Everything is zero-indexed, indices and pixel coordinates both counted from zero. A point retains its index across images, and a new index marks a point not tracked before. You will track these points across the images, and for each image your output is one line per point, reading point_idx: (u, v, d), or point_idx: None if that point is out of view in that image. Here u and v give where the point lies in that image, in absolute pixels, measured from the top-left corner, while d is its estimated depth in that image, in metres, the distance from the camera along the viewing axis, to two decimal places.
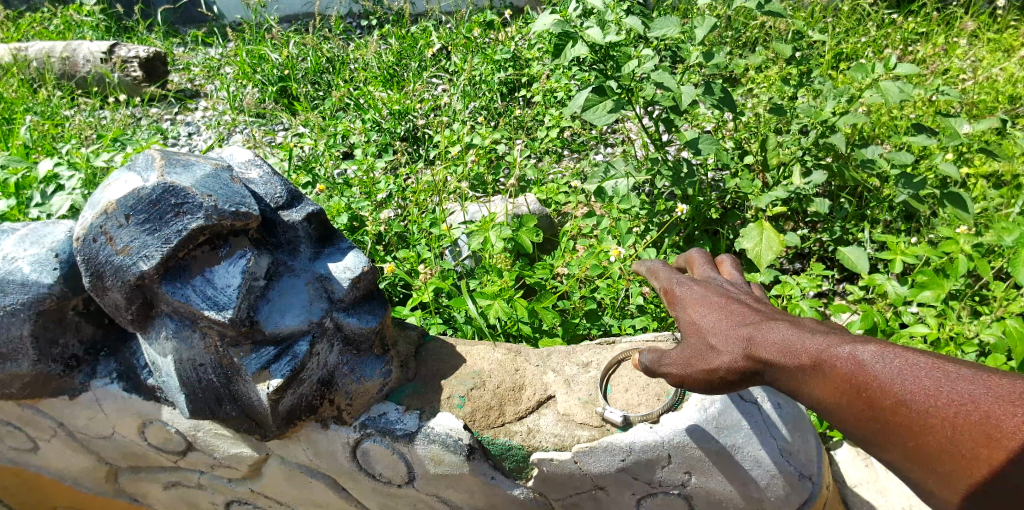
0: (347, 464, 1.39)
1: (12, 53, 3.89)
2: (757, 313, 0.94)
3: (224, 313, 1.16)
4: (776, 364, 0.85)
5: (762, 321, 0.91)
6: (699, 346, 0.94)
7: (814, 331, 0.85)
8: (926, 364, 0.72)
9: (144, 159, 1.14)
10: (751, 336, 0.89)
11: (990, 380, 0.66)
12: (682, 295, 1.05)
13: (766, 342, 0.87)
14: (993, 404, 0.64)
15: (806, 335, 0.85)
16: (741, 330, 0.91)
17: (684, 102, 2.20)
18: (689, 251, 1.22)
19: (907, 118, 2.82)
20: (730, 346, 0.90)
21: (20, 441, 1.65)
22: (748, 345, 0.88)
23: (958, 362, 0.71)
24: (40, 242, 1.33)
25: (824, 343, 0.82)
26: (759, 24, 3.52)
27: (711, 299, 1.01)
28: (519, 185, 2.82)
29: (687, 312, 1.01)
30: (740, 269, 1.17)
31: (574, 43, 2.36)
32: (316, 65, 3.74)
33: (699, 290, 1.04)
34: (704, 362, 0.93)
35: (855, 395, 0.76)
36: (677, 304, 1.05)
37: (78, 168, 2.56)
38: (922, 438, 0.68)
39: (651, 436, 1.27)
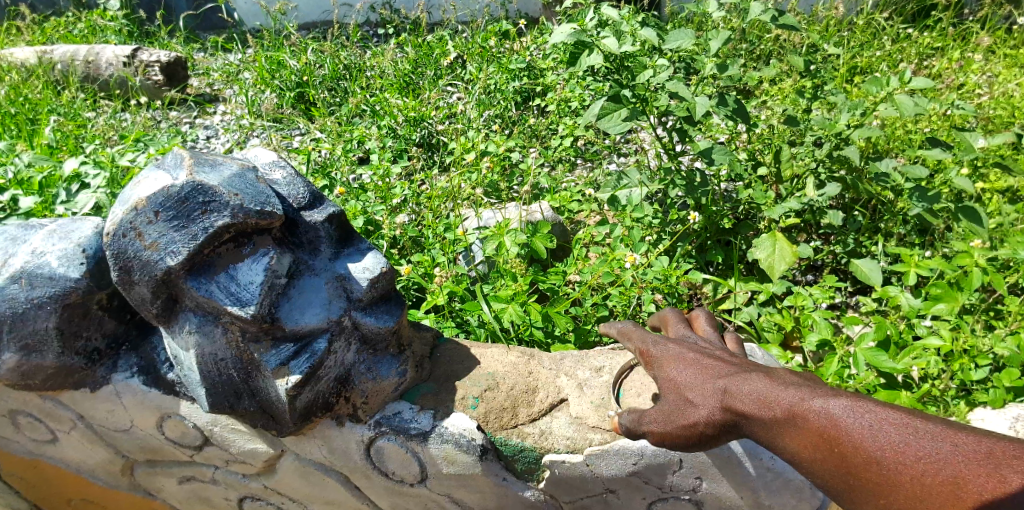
0: (360, 462, 1.41)
1: (38, 55, 3.97)
2: (730, 367, 1.04)
3: (246, 309, 1.19)
4: (753, 417, 0.94)
5: (736, 374, 1.00)
6: (678, 404, 1.04)
7: (787, 384, 0.95)
8: (893, 420, 0.82)
9: (173, 158, 1.18)
10: (726, 391, 0.98)
11: (953, 439, 0.76)
12: (658, 354, 1.15)
13: (741, 395, 0.96)
14: (959, 464, 0.73)
15: (780, 388, 0.94)
16: (716, 384, 1.00)
17: (699, 112, 2.22)
18: (664, 311, 1.32)
19: (922, 132, 2.82)
20: (706, 401, 1.00)
21: (40, 432, 1.68)
22: (724, 398, 0.98)
23: (921, 417, 0.81)
24: (68, 238, 1.36)
25: (799, 396, 0.92)
26: (773, 38, 3.54)
27: (686, 356, 1.10)
28: (533, 192, 2.84)
29: (663, 371, 1.10)
30: (713, 323, 1.28)
31: (590, 52, 2.38)
32: (333, 72, 3.79)
33: (674, 350, 1.13)
34: (685, 418, 1.02)
35: (829, 448, 0.85)
36: (654, 363, 1.14)
37: (103, 167, 2.63)
38: (893, 493, 0.77)
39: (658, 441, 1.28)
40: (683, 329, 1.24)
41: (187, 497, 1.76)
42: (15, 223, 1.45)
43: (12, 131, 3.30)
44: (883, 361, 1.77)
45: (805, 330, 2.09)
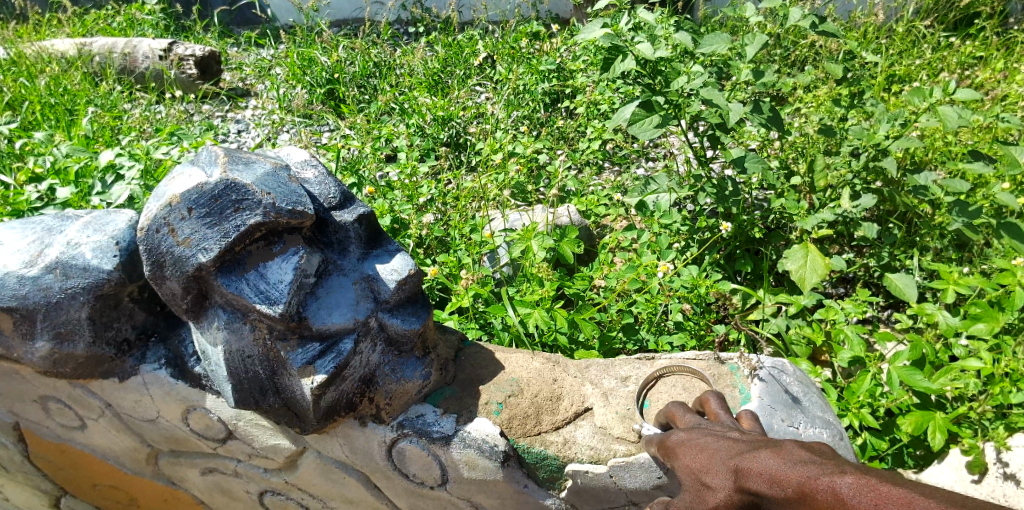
0: (381, 462, 1.41)
1: (78, 47, 4.06)
2: (747, 445, 0.93)
3: (275, 307, 1.19)
4: (767, 497, 0.83)
5: (751, 451, 0.90)
6: (697, 493, 0.95)
7: (797, 460, 0.82)
8: (899, 499, 0.66)
9: (208, 155, 1.19)
10: (738, 469, 0.88)
11: None
12: (674, 443, 1.09)
13: (753, 474, 0.86)
14: None
15: (790, 464, 0.82)
16: (727, 464, 0.92)
17: (732, 119, 2.18)
18: (668, 405, 1.23)
19: (963, 144, 2.75)
20: (719, 486, 0.91)
21: (69, 418, 1.70)
22: (736, 479, 0.88)
23: (934, 494, 0.64)
24: (102, 230, 1.38)
25: (806, 472, 0.79)
26: (809, 43, 3.47)
27: (704, 437, 1.03)
28: (560, 195, 2.82)
29: (681, 458, 1.03)
30: (726, 405, 1.16)
31: (625, 57, 2.34)
32: (363, 69, 3.82)
33: (692, 434, 1.07)
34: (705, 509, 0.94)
35: None
36: (673, 454, 1.08)
37: (138, 159, 2.67)
38: None
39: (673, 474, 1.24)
40: (693, 416, 1.15)
41: (209, 488, 1.77)
42: (51, 215, 1.47)
43: (51, 121, 3.37)
44: (918, 381, 1.72)
45: (835, 345, 2.03)
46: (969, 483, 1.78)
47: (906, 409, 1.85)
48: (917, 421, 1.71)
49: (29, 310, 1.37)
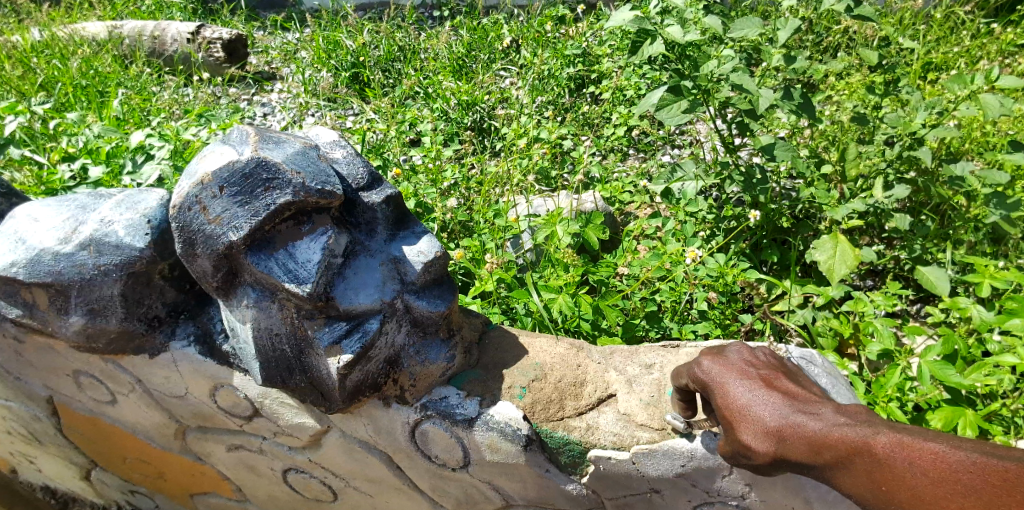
0: (405, 443, 1.42)
1: (109, 30, 4.11)
2: (784, 401, 1.04)
3: (303, 287, 1.20)
4: (806, 459, 0.98)
5: (789, 414, 1.01)
6: (731, 440, 1.09)
7: (834, 424, 0.97)
8: (932, 455, 0.86)
9: (239, 134, 1.20)
10: (781, 436, 1.00)
11: (985, 469, 0.81)
12: (702, 378, 1.15)
13: (795, 440, 0.99)
14: (990, 496, 0.79)
15: (828, 429, 0.96)
16: (767, 425, 1.02)
17: (763, 106, 2.13)
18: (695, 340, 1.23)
19: (1001, 134, 2.69)
20: (757, 444, 1.03)
21: (100, 393, 1.74)
22: (778, 444, 1.01)
23: (955, 448, 0.86)
24: (134, 208, 1.40)
25: (844, 436, 0.94)
26: (843, 30, 3.39)
27: (735, 379, 1.10)
28: (584, 181, 2.80)
29: (712, 401, 1.12)
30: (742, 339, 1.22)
31: (653, 40, 2.31)
32: (388, 53, 3.81)
33: (716, 368, 1.13)
34: (740, 454, 1.09)
35: (879, 486, 0.90)
36: (705, 388, 1.15)
37: (168, 140, 2.71)
38: None
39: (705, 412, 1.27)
40: (722, 351, 1.18)
41: (235, 465, 1.81)
42: (85, 193, 1.50)
43: (83, 102, 3.43)
44: (949, 376, 1.68)
45: (863, 338, 2.00)
46: None
47: (936, 405, 1.82)
48: (947, 416, 1.68)
49: (64, 286, 1.40)
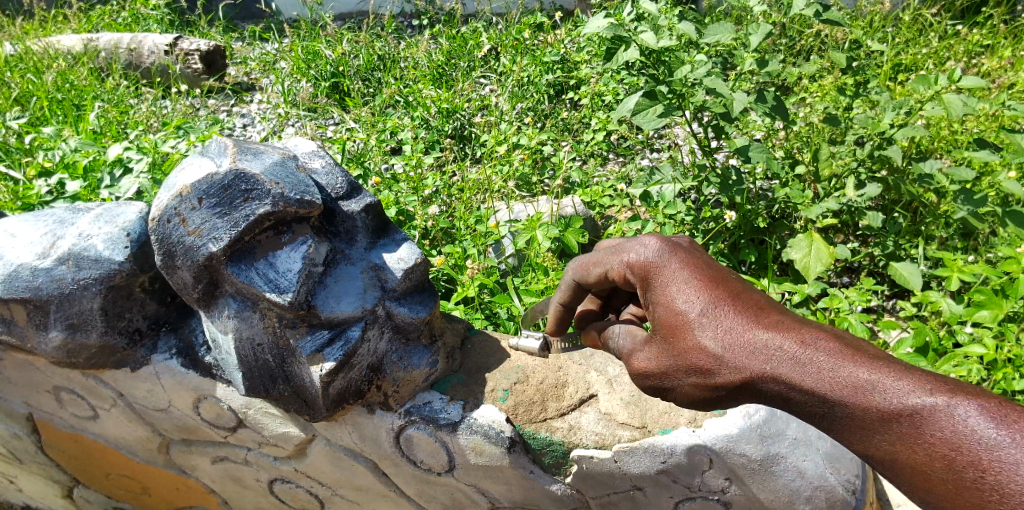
0: (390, 449, 1.43)
1: (84, 43, 4.07)
2: (764, 315, 0.94)
3: (284, 296, 1.21)
4: (797, 380, 0.87)
5: (778, 330, 0.92)
6: (679, 351, 0.97)
7: (837, 352, 0.87)
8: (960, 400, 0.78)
9: (217, 146, 1.21)
10: (767, 350, 0.90)
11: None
12: (659, 275, 1.02)
13: (786, 358, 0.89)
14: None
15: (833, 357, 0.87)
16: (748, 335, 0.92)
17: (736, 109, 2.17)
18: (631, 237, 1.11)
19: (968, 132, 2.76)
20: (724, 354, 0.92)
21: (81, 408, 1.73)
22: (763, 357, 0.90)
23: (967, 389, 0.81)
24: (113, 222, 1.40)
25: (854, 365, 0.85)
26: (814, 33, 3.46)
27: (702, 281, 0.99)
28: (565, 185, 2.83)
29: (661, 304, 1.00)
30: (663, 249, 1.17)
31: (628, 47, 2.34)
32: (367, 62, 3.82)
33: (665, 257, 1.03)
34: (685, 369, 0.97)
35: (889, 423, 0.80)
36: (660, 285, 1.02)
37: (146, 152, 2.70)
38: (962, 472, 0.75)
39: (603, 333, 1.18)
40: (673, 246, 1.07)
41: (220, 477, 1.80)
42: (62, 207, 1.50)
43: (58, 117, 3.40)
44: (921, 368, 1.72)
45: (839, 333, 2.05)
46: None
47: None
48: None
49: (43, 301, 1.40)
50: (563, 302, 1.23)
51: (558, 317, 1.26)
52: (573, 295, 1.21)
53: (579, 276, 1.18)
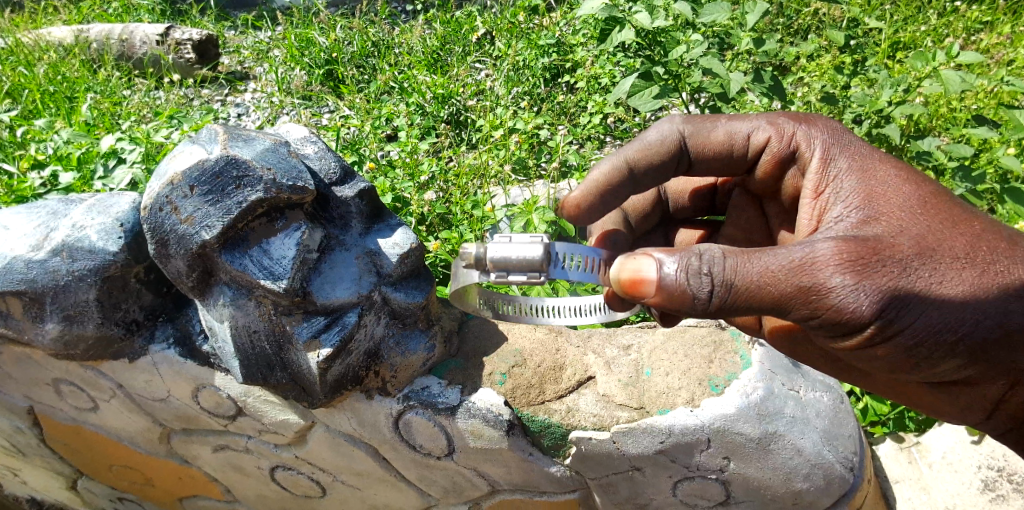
0: (389, 434, 1.44)
1: (75, 34, 4.03)
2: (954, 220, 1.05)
3: (279, 283, 1.20)
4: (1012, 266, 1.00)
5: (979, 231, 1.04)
6: (935, 208, 1.05)
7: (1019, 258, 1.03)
8: None
9: (207, 133, 1.20)
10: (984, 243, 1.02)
11: None
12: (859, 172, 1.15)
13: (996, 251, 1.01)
14: None
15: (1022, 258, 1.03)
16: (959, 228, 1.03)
17: (733, 89, 2.15)
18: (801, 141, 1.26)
19: (967, 109, 2.75)
20: (953, 238, 1.01)
21: (82, 400, 1.73)
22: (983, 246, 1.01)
23: None
24: (105, 213, 1.40)
25: None
26: (812, 12, 3.44)
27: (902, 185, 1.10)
28: (562, 169, 2.81)
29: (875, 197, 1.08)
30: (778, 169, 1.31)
31: (622, 28, 2.32)
32: (361, 49, 3.79)
33: (840, 131, 1.26)
34: (942, 232, 1.01)
35: None
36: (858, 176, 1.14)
37: (139, 142, 2.68)
38: None
39: (709, 254, 0.95)
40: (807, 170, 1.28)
41: (222, 466, 1.81)
42: (55, 199, 1.49)
43: (51, 109, 3.37)
44: None
45: None
46: (969, 444, 1.76)
47: None
48: None
49: (38, 293, 1.39)
50: (632, 161, 1.35)
51: (617, 174, 1.34)
52: (666, 150, 1.33)
53: (691, 132, 1.33)
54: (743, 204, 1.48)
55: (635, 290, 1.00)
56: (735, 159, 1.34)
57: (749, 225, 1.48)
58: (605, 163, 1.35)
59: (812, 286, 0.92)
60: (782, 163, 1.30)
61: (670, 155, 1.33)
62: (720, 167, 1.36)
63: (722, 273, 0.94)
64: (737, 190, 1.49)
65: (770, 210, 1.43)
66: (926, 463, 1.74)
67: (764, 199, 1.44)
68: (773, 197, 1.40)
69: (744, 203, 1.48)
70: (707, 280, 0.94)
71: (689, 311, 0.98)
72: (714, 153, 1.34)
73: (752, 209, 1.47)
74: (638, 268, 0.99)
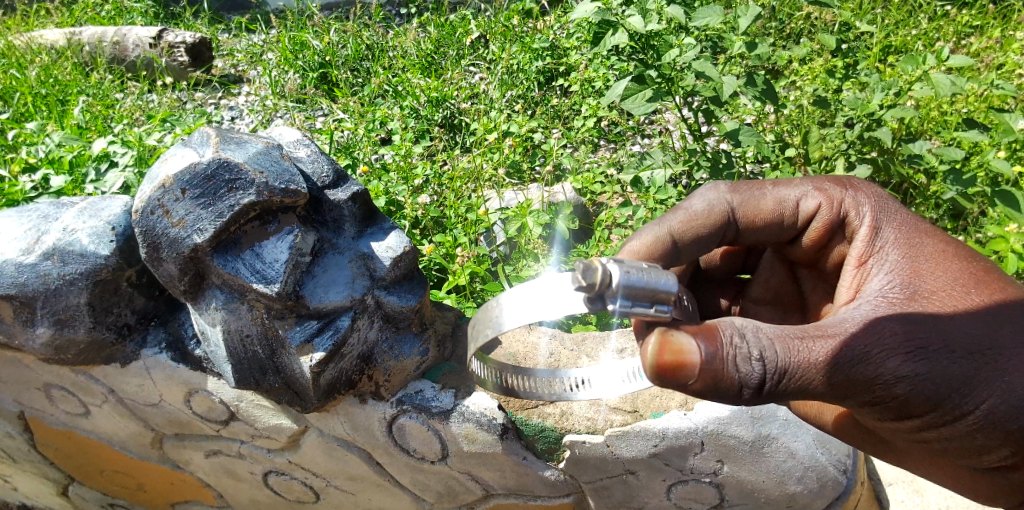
0: (382, 438, 1.43)
1: (67, 37, 4.01)
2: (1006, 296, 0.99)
3: (272, 286, 1.20)
4: None
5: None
6: (991, 291, 0.99)
7: None
8: None
9: (200, 136, 1.19)
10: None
11: None
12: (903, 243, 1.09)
13: None
14: None
15: None
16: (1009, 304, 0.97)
17: (726, 92, 2.16)
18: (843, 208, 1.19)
19: (957, 113, 2.78)
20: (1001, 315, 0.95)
21: (73, 405, 1.72)
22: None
23: None
24: (97, 216, 1.39)
25: None
26: (804, 16, 3.46)
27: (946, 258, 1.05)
28: (555, 172, 2.82)
29: (922, 269, 1.03)
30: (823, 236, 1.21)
31: (615, 31, 2.33)
32: (356, 52, 3.78)
33: (886, 199, 1.19)
34: (992, 309, 0.95)
35: None
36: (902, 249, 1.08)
37: (131, 146, 2.67)
38: None
39: (760, 336, 0.89)
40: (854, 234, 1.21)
41: (215, 471, 1.80)
42: (46, 202, 1.48)
43: (43, 112, 3.35)
44: None
45: None
46: None
47: None
48: None
49: (29, 297, 1.38)
50: (676, 233, 1.18)
51: (660, 246, 1.18)
52: (715, 220, 1.19)
53: (741, 202, 1.20)
54: (775, 268, 1.37)
55: (668, 373, 0.88)
56: (783, 226, 1.23)
57: (781, 288, 1.38)
58: (647, 231, 1.19)
59: (873, 374, 0.88)
60: (832, 232, 1.20)
61: (718, 227, 1.19)
62: (766, 238, 1.24)
63: (775, 357, 0.88)
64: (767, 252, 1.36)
65: (804, 275, 1.34)
66: None
67: (798, 265, 1.34)
68: (810, 265, 1.30)
69: (776, 266, 1.36)
70: (759, 365, 0.87)
71: (732, 396, 0.90)
72: (765, 222, 1.21)
73: (785, 274, 1.36)
74: (680, 347, 0.87)
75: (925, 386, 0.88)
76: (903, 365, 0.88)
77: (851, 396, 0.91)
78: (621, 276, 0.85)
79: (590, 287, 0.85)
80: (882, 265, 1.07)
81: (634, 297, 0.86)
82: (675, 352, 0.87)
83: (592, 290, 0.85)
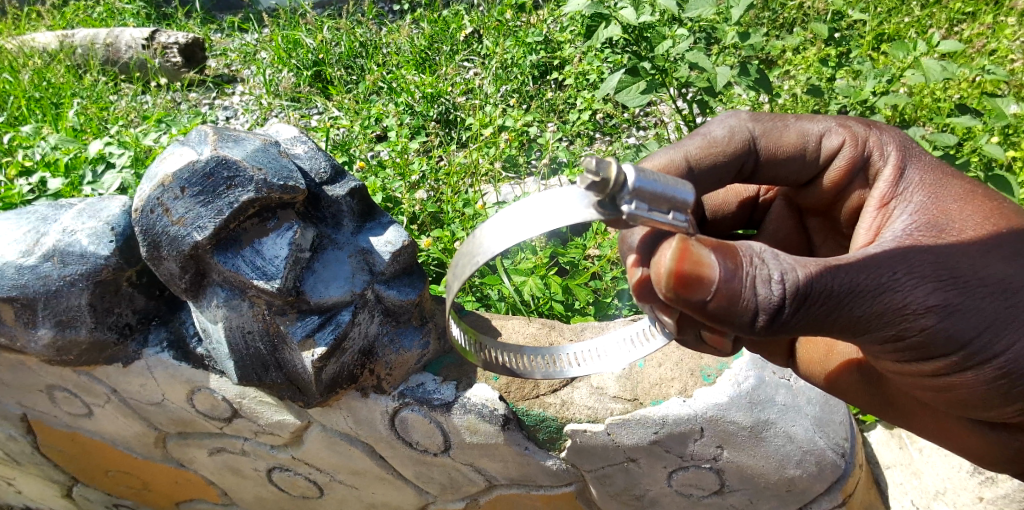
0: (385, 432, 1.44)
1: (59, 39, 3.99)
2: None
3: (272, 282, 1.21)
4: None
5: None
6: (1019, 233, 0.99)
7: None
8: None
9: (198, 134, 1.20)
10: None
11: None
12: (929, 185, 1.09)
13: None
14: None
15: None
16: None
17: (719, 82, 2.15)
18: (867, 151, 1.17)
19: (950, 99, 2.79)
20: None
21: (76, 407, 1.73)
22: None
23: None
24: (96, 217, 1.40)
25: None
26: (797, 6, 3.46)
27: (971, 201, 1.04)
28: (552, 166, 2.82)
29: (949, 212, 1.02)
30: (846, 180, 1.19)
31: (607, 23, 2.34)
32: (349, 50, 3.77)
33: (909, 141, 1.18)
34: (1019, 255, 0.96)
35: None
36: (929, 191, 1.08)
37: (128, 147, 2.68)
38: None
39: (781, 262, 0.88)
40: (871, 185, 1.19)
41: (219, 468, 1.81)
42: (44, 204, 1.49)
43: (38, 115, 3.34)
44: None
45: None
46: None
47: None
48: None
49: (30, 300, 1.39)
50: (693, 157, 1.16)
51: (674, 169, 1.16)
52: (734, 147, 1.18)
53: (762, 131, 1.19)
54: (783, 217, 1.40)
55: (684, 283, 0.87)
56: (804, 162, 1.21)
57: (785, 239, 1.39)
58: (663, 154, 1.17)
59: (899, 306, 0.89)
60: (853, 172, 1.18)
61: (738, 154, 1.18)
62: (786, 174, 1.23)
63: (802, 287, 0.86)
64: (779, 200, 1.40)
65: (813, 225, 1.36)
66: (917, 447, 1.69)
67: (807, 213, 1.36)
68: (822, 214, 1.32)
69: (785, 216, 1.39)
70: (778, 288, 0.86)
71: (742, 324, 0.90)
72: (786, 155, 1.20)
73: (792, 224, 1.39)
74: (700, 259, 0.87)
75: (948, 323, 0.89)
76: (929, 298, 0.89)
77: (875, 332, 0.91)
78: (637, 176, 0.84)
79: (604, 184, 0.84)
80: (906, 206, 1.07)
81: (650, 201, 0.86)
82: (681, 262, 0.87)
83: (605, 188, 0.85)
